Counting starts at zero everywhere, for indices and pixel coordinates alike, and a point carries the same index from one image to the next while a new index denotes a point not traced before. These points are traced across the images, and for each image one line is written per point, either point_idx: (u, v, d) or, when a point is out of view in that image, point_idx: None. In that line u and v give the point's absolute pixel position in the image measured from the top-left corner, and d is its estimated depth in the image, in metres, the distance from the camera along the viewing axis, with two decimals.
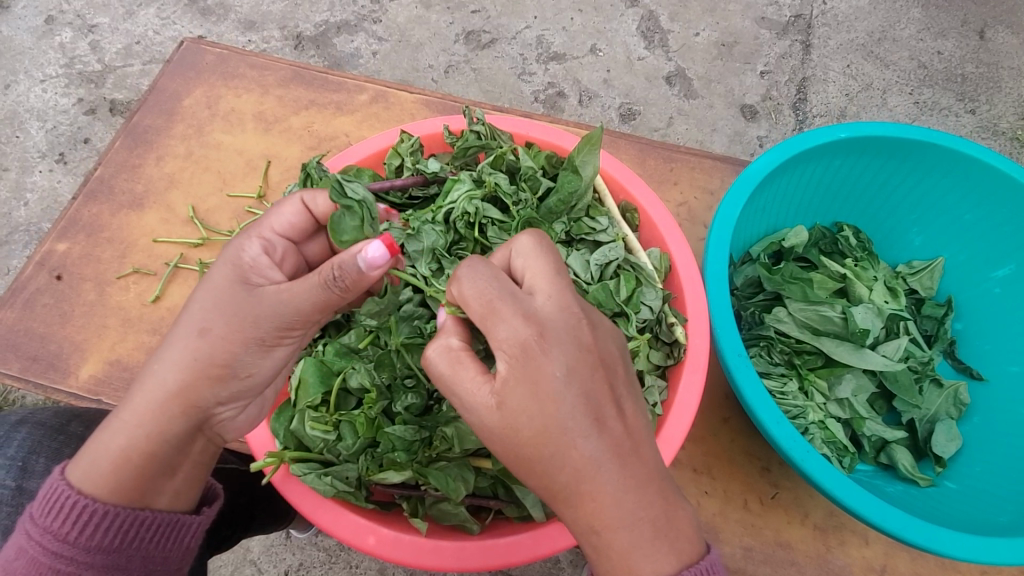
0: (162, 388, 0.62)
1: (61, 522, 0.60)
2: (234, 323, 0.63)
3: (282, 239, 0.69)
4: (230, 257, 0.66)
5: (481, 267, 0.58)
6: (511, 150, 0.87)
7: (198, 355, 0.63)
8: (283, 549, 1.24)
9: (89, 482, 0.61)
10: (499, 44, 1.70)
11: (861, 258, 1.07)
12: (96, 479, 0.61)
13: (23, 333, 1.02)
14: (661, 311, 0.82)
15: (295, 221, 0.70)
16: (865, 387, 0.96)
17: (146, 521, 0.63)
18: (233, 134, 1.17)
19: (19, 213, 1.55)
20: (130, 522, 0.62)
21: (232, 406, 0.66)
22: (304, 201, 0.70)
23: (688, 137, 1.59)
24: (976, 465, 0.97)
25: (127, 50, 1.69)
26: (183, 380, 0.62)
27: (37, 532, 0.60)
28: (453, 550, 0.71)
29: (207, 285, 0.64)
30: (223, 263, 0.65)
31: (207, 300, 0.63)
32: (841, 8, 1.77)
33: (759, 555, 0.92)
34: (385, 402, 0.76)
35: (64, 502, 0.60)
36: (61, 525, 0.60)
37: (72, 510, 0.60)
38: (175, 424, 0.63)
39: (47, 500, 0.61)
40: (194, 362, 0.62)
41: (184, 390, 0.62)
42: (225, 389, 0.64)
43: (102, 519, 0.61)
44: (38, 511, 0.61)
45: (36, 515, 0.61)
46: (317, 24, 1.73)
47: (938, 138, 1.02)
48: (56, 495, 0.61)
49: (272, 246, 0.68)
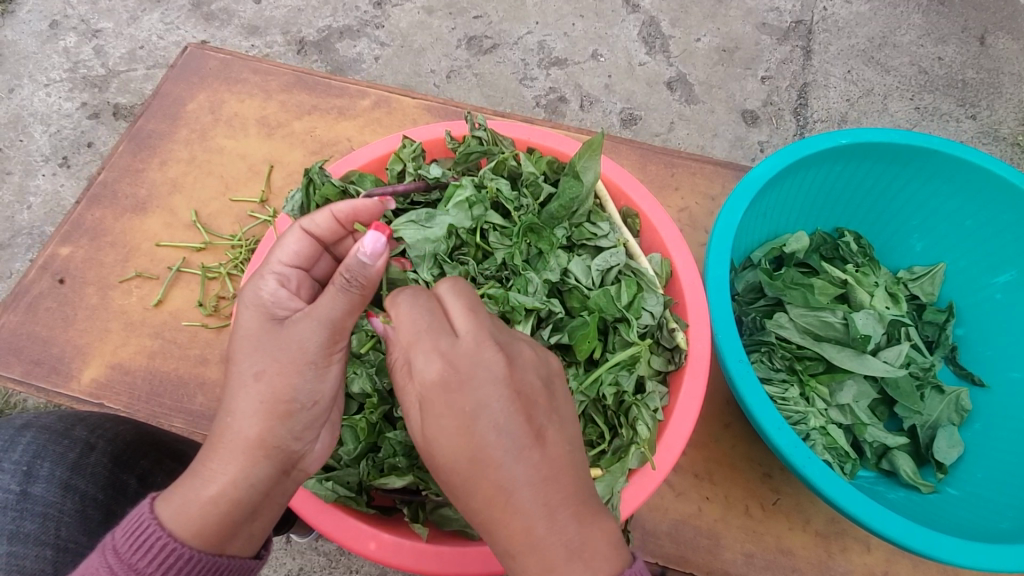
0: (244, 438, 0.59)
1: (144, 560, 0.56)
2: (288, 362, 0.61)
3: (291, 269, 0.70)
4: (251, 300, 0.66)
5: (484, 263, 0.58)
6: (513, 156, 0.88)
7: (267, 403, 0.60)
8: (283, 553, 1.24)
9: (182, 523, 0.56)
10: (501, 50, 1.71)
11: (861, 264, 1.07)
12: (188, 521, 0.57)
13: (26, 337, 1.02)
14: (662, 316, 0.82)
15: (299, 249, 0.70)
16: (867, 393, 0.96)
17: (221, 568, 0.58)
18: (235, 139, 1.18)
19: (22, 216, 1.55)
20: (208, 569, 0.57)
21: (307, 440, 0.63)
22: (304, 228, 0.70)
23: (688, 142, 1.60)
24: (978, 472, 0.97)
25: (132, 55, 1.70)
26: (261, 427, 0.60)
27: (119, 567, 0.55)
28: (454, 554, 0.71)
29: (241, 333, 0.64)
30: (246, 308, 0.65)
31: (247, 348, 0.62)
32: (842, 14, 1.77)
33: (759, 561, 0.92)
34: (385, 407, 0.77)
35: (151, 539, 0.56)
36: (144, 564, 0.55)
37: (159, 550, 0.56)
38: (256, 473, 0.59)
39: (133, 535, 0.56)
40: (273, 406, 0.60)
41: (267, 437, 0.60)
42: (295, 422, 0.61)
43: (185, 563, 0.56)
44: (122, 545, 0.56)
45: (120, 550, 0.56)
46: (319, 29, 1.74)
47: (939, 145, 1.02)
48: (145, 531, 0.56)
49: (287, 277, 0.68)
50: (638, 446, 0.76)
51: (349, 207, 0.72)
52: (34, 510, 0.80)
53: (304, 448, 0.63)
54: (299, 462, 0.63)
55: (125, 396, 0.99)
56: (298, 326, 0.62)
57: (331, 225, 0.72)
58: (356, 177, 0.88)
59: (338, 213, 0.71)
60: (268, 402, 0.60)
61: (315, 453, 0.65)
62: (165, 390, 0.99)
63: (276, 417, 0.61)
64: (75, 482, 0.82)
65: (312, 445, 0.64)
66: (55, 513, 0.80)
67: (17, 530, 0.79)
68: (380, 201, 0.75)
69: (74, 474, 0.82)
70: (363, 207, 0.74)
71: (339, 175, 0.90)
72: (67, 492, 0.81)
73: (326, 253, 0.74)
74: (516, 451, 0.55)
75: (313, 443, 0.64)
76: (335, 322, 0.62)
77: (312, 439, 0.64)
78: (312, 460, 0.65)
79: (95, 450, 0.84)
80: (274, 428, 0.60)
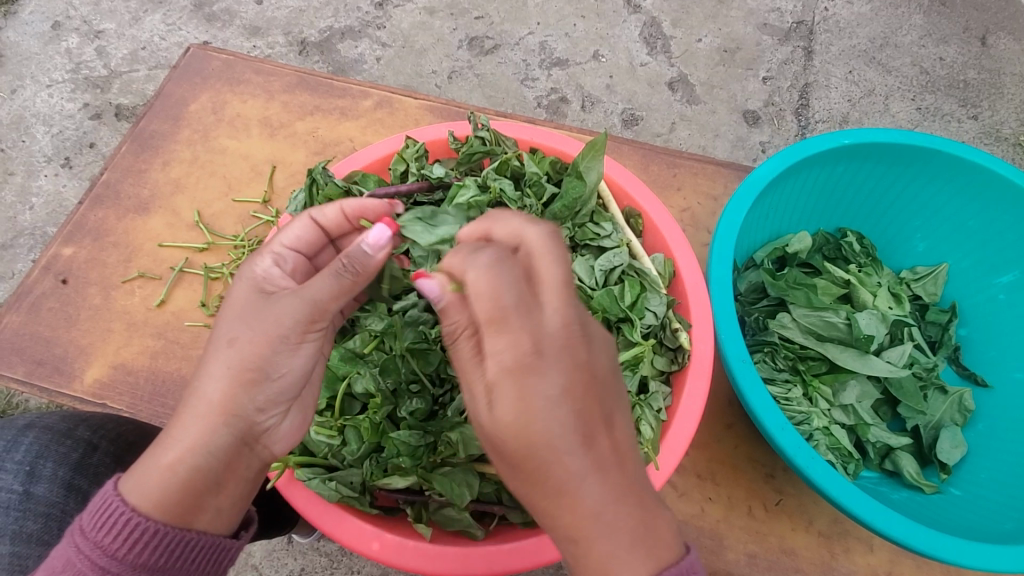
0: (207, 401, 0.60)
1: (112, 537, 0.56)
2: (263, 335, 0.61)
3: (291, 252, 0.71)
4: (245, 274, 0.67)
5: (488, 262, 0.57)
6: (516, 156, 0.89)
7: (233, 369, 0.60)
8: (285, 554, 1.24)
9: (144, 496, 0.57)
10: (502, 50, 1.71)
11: (865, 264, 1.07)
12: (150, 495, 0.57)
13: (28, 337, 1.02)
14: (665, 316, 0.83)
15: (302, 235, 0.72)
16: (869, 394, 0.97)
17: (191, 543, 0.58)
18: (238, 139, 1.18)
19: (24, 217, 1.55)
20: (177, 544, 0.57)
21: (273, 413, 0.63)
22: (312, 218, 0.73)
23: (690, 143, 1.60)
24: (981, 472, 0.97)
25: (134, 56, 1.70)
26: (226, 392, 0.60)
27: (88, 546, 0.56)
28: (458, 555, 0.71)
29: (228, 304, 0.64)
30: (241, 282, 0.66)
31: (231, 316, 0.63)
32: (843, 15, 1.77)
33: (763, 562, 0.92)
34: (390, 407, 0.77)
35: (116, 516, 0.56)
36: (111, 540, 0.56)
37: (124, 525, 0.56)
38: (222, 446, 0.59)
39: (100, 514, 0.57)
40: (241, 374, 0.60)
41: (228, 403, 0.60)
42: (262, 393, 0.61)
43: (152, 537, 0.56)
44: (89, 524, 0.57)
45: (87, 528, 0.56)
46: (321, 30, 1.74)
47: (943, 146, 1.01)
48: (110, 508, 0.56)
49: (285, 257, 0.69)
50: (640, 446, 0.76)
51: (360, 204, 0.74)
52: (37, 510, 0.80)
53: (267, 419, 0.62)
54: (264, 437, 0.63)
55: (127, 396, 0.99)
56: (282, 300, 0.62)
57: (338, 218, 0.74)
58: (359, 177, 0.88)
59: (347, 209, 0.73)
60: (237, 368, 0.60)
61: (281, 429, 0.64)
62: (167, 391, 0.99)
63: (242, 384, 0.60)
64: (78, 482, 0.82)
65: (277, 418, 0.64)
66: (59, 513, 0.81)
67: (19, 530, 0.79)
68: (387, 202, 0.77)
69: (78, 474, 0.82)
70: (375, 206, 0.76)
71: (343, 175, 0.90)
72: (70, 492, 0.82)
73: (330, 244, 0.76)
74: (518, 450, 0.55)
75: (279, 417, 0.64)
76: (320, 303, 0.62)
77: (277, 413, 0.63)
78: (277, 440, 0.64)
79: (98, 450, 0.84)
80: (247, 399, 0.60)
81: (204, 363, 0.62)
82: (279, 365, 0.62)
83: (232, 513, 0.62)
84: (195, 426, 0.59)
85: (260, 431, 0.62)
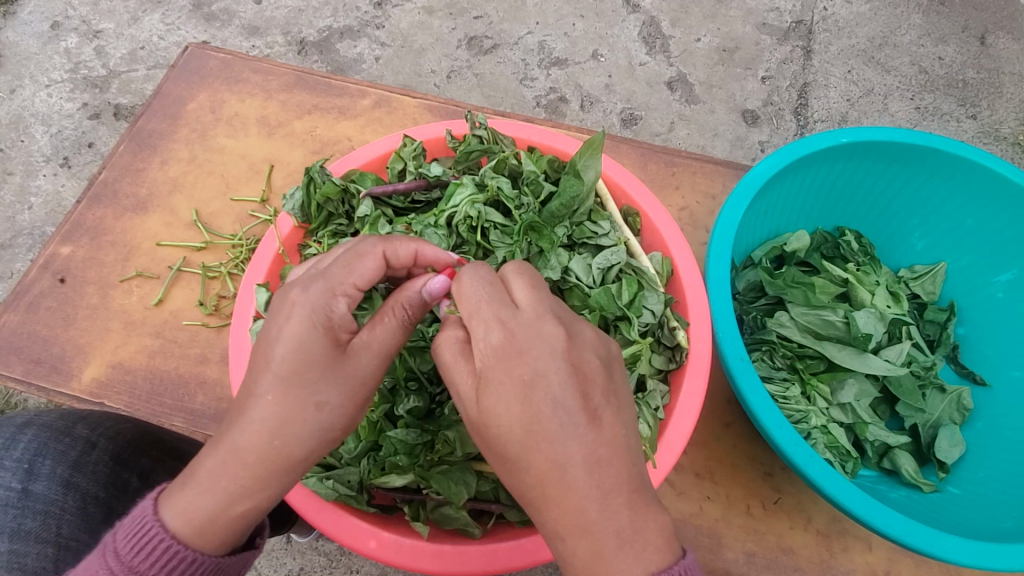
0: (267, 444, 0.58)
1: (147, 562, 0.57)
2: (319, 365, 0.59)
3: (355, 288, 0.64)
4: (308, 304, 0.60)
5: None
6: (513, 155, 0.89)
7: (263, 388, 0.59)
8: (283, 553, 1.24)
9: (184, 527, 0.57)
10: (501, 50, 1.71)
11: (863, 263, 1.07)
12: (191, 525, 0.57)
13: (26, 336, 1.02)
14: (662, 315, 0.83)
15: (372, 275, 0.64)
16: (867, 392, 0.96)
17: (224, 567, 0.60)
18: (236, 138, 1.18)
19: (23, 217, 1.55)
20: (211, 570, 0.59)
21: None
22: (385, 254, 0.65)
23: (689, 142, 1.60)
24: (979, 471, 0.97)
25: (133, 55, 1.70)
26: (284, 435, 0.58)
27: (120, 568, 0.57)
28: (455, 554, 0.71)
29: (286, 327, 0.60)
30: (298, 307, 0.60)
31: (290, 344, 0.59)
32: (842, 14, 1.77)
33: (761, 561, 0.92)
34: (387, 406, 0.77)
35: (154, 540, 0.57)
36: (146, 566, 0.56)
37: (161, 551, 0.56)
38: (277, 490, 0.59)
39: (135, 536, 0.57)
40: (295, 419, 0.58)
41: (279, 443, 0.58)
42: (323, 438, 0.60)
43: (187, 566, 0.57)
44: (122, 546, 0.57)
45: (121, 551, 0.57)
46: (319, 30, 1.74)
47: (940, 144, 1.01)
48: (147, 532, 0.57)
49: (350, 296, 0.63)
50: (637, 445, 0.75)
51: (435, 255, 0.69)
52: (35, 508, 0.80)
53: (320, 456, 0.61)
54: None
55: (125, 396, 0.98)
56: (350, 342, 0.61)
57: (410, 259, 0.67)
58: (356, 176, 0.88)
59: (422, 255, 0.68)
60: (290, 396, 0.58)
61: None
62: (166, 390, 0.99)
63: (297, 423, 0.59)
64: (76, 480, 0.82)
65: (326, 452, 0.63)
66: (56, 512, 0.81)
67: (18, 528, 0.79)
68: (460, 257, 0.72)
69: (76, 472, 0.82)
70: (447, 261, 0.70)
71: (341, 173, 0.90)
72: (68, 490, 0.82)
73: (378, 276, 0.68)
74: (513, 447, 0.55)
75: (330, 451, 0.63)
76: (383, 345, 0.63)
77: None
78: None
79: (96, 448, 0.84)
80: (292, 431, 0.58)
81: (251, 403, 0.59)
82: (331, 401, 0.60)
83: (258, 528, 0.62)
84: (246, 474, 0.58)
85: None
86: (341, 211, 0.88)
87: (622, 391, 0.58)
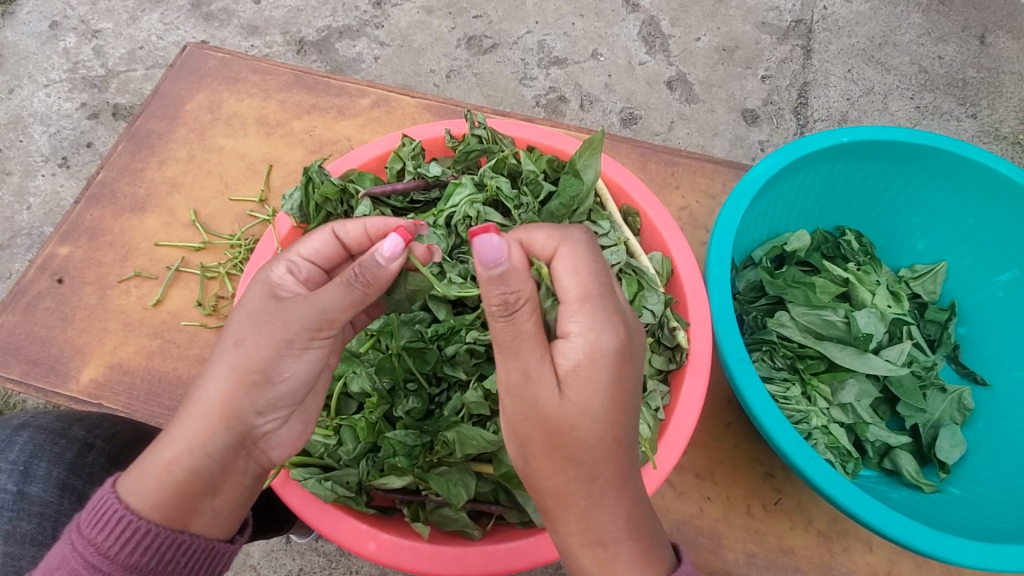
0: (208, 402, 0.60)
1: (105, 535, 0.56)
2: (270, 338, 0.61)
3: (308, 264, 0.68)
4: (259, 277, 0.66)
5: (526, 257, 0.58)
6: (513, 154, 0.88)
7: (238, 371, 0.60)
8: (283, 554, 1.23)
9: (140, 496, 0.57)
10: (501, 49, 1.71)
11: (863, 262, 1.07)
12: (149, 494, 0.57)
13: (24, 337, 1.02)
14: (663, 315, 0.83)
15: (323, 251, 0.69)
16: (868, 392, 0.96)
17: (184, 546, 0.58)
18: (234, 138, 1.17)
19: (21, 217, 1.55)
20: (168, 545, 0.57)
21: (272, 417, 0.63)
22: (334, 231, 0.69)
23: (688, 142, 1.60)
24: (980, 471, 0.96)
25: (132, 56, 1.70)
26: (227, 393, 0.60)
27: (82, 542, 0.56)
28: (455, 556, 0.71)
29: (243, 305, 0.64)
30: (255, 285, 0.66)
31: (246, 318, 0.63)
32: (842, 13, 1.77)
33: (761, 561, 0.91)
34: (386, 406, 0.77)
35: (110, 513, 0.56)
36: (104, 539, 0.56)
37: (119, 524, 0.56)
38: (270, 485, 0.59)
39: (96, 511, 0.57)
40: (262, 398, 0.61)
41: (222, 399, 0.60)
42: (262, 396, 0.61)
43: (143, 537, 0.56)
44: (85, 521, 0.57)
45: (83, 525, 0.57)
46: (319, 29, 1.74)
47: (941, 143, 1.01)
48: (106, 507, 0.57)
49: (298, 267, 0.67)
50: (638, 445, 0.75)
51: (385, 224, 0.71)
52: (31, 511, 0.80)
53: (265, 424, 0.63)
54: (261, 442, 0.63)
55: (123, 396, 0.98)
56: (297, 305, 0.62)
57: (362, 238, 0.70)
58: (355, 176, 0.88)
59: (371, 228, 0.70)
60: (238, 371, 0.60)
61: (280, 436, 0.64)
62: (164, 390, 0.98)
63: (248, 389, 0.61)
64: (72, 482, 0.82)
65: (276, 424, 0.64)
66: (53, 514, 0.81)
67: (12, 530, 0.79)
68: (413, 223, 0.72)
69: (72, 474, 0.82)
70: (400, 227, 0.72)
71: (338, 173, 0.90)
72: (64, 492, 0.82)
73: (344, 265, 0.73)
74: None
75: (277, 424, 0.64)
76: (329, 311, 0.62)
77: (276, 419, 0.63)
78: (275, 446, 0.64)
79: (92, 450, 0.83)
80: None
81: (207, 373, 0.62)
82: (283, 370, 0.62)
83: (227, 517, 0.62)
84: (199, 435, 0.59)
85: (258, 435, 0.62)
86: (339, 211, 0.88)
87: (631, 395, 0.58)
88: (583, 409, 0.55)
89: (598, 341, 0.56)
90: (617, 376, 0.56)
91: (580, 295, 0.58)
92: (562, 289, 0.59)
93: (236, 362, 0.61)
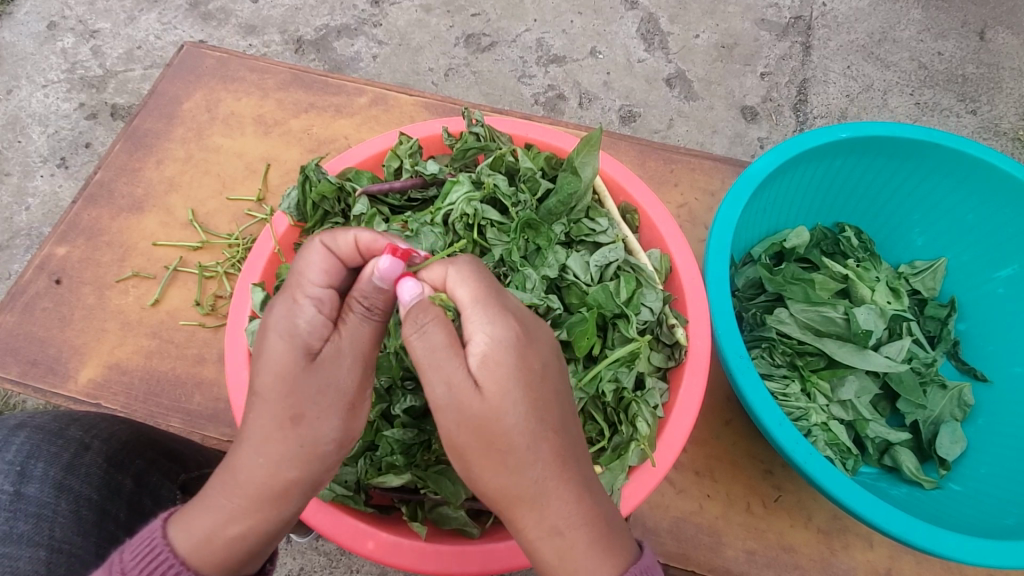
0: (274, 480, 0.56)
1: None
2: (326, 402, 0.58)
3: (322, 290, 0.61)
4: (277, 323, 0.59)
5: (466, 266, 0.60)
6: (510, 151, 0.87)
7: (304, 447, 0.57)
8: (283, 554, 1.23)
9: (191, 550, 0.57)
10: (499, 47, 1.70)
11: (862, 258, 1.07)
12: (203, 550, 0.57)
13: (23, 337, 1.02)
14: (661, 312, 0.82)
15: (329, 271, 0.62)
16: (869, 389, 0.95)
17: None
18: (232, 137, 1.17)
19: (20, 217, 1.55)
20: None
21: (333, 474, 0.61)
22: (325, 244, 0.63)
23: (688, 139, 1.59)
24: (981, 467, 0.96)
25: (129, 55, 1.70)
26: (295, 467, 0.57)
27: None
28: (453, 554, 0.71)
29: (268, 362, 0.58)
30: (273, 333, 0.59)
31: (289, 389, 0.57)
32: (841, 9, 1.76)
33: (762, 559, 0.91)
34: (384, 405, 0.77)
35: (161, 564, 0.56)
36: None
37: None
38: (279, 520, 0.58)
39: (143, 558, 0.57)
40: (312, 452, 0.57)
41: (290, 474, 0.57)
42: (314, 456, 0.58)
43: None
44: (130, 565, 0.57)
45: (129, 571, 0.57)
46: (317, 28, 1.73)
47: (940, 138, 1.01)
48: (155, 555, 0.57)
49: (313, 299, 0.60)
50: (637, 443, 0.75)
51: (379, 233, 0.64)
52: (28, 511, 0.80)
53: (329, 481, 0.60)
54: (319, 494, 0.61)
55: (122, 396, 0.98)
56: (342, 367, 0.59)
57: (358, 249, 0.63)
58: (353, 175, 0.88)
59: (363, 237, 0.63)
60: (278, 419, 0.57)
61: None
62: (163, 390, 0.99)
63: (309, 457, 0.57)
64: (69, 482, 0.81)
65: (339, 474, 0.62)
66: (49, 514, 0.80)
67: (9, 531, 0.78)
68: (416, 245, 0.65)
69: (69, 474, 0.81)
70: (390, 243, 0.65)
71: (337, 171, 0.90)
72: (60, 493, 0.81)
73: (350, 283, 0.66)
74: (529, 447, 0.55)
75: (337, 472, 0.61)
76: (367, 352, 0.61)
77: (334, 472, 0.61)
78: None
79: (90, 450, 0.83)
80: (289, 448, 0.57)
81: (247, 432, 0.57)
82: None
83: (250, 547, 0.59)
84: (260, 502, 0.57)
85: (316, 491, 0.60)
86: (337, 210, 0.87)
87: (548, 380, 0.57)
88: (499, 392, 0.54)
89: (501, 331, 0.56)
90: (521, 358, 0.56)
91: (471, 298, 0.58)
92: (457, 298, 0.59)
93: (298, 438, 0.57)
